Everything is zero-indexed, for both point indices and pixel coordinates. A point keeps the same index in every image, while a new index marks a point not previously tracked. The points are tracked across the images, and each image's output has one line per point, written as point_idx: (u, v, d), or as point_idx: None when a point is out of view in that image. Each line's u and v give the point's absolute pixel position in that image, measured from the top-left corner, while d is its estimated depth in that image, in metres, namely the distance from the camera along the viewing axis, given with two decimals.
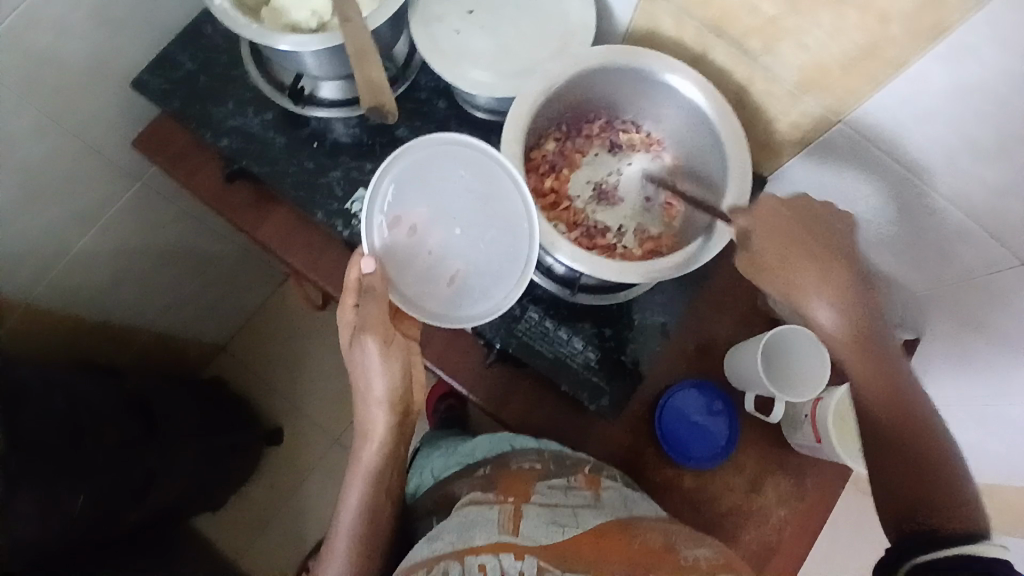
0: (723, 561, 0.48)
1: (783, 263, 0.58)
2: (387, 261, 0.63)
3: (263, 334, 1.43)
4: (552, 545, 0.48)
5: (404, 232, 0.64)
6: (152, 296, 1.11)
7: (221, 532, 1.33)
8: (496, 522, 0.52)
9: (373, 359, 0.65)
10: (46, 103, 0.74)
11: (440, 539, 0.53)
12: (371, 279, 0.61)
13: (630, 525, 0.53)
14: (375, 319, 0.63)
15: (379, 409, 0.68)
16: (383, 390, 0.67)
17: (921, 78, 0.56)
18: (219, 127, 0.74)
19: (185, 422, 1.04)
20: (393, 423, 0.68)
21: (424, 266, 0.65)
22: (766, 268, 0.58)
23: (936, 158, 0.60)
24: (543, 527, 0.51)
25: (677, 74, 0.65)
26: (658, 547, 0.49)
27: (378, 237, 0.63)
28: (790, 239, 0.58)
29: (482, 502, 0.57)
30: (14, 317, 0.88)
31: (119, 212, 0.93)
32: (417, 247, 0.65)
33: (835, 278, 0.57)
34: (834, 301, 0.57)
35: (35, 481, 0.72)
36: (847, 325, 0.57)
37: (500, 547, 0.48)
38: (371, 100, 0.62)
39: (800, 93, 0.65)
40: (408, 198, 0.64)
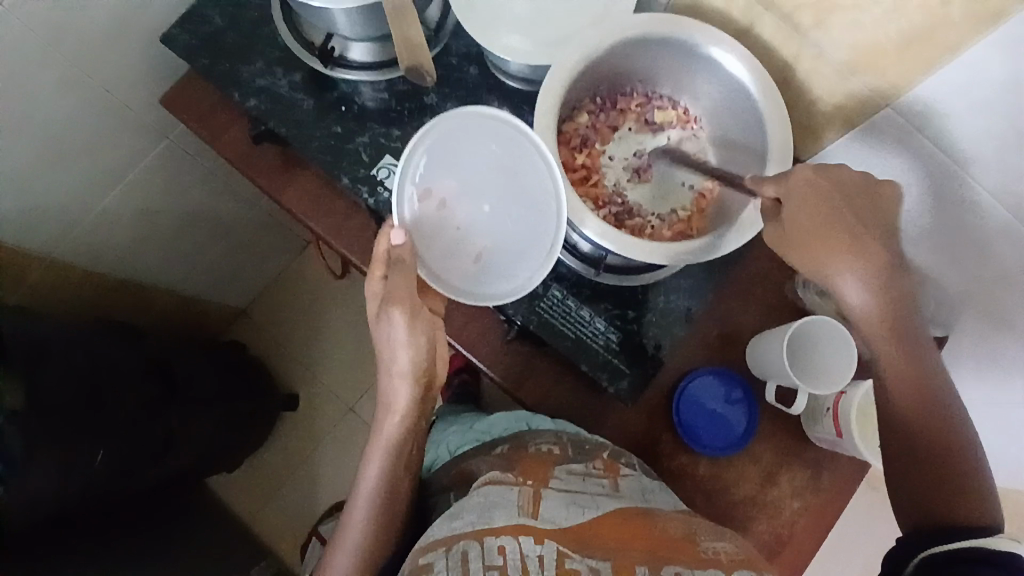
0: (742, 556, 0.50)
1: (815, 241, 0.57)
2: (415, 235, 0.64)
3: (282, 299, 1.44)
4: (572, 529, 0.49)
5: (434, 206, 0.65)
6: (174, 257, 1.11)
7: (234, 492, 1.36)
8: (516, 505, 0.52)
9: (399, 331, 0.65)
10: (75, 55, 0.73)
11: (458, 516, 0.51)
12: (400, 252, 0.62)
13: (651, 514, 0.55)
14: (402, 292, 0.63)
15: (402, 383, 0.67)
16: (408, 363, 0.66)
17: (979, 64, 0.53)
18: (247, 86, 0.73)
19: (204, 385, 1.06)
20: (416, 397, 0.68)
21: (451, 241, 0.66)
22: (798, 245, 0.58)
23: (988, 151, 0.57)
24: (565, 509, 0.52)
25: (721, 48, 0.63)
26: (680, 536, 0.52)
27: (408, 209, 0.64)
28: (825, 213, 0.57)
29: (502, 482, 0.56)
30: (39, 270, 0.89)
31: (144, 172, 0.93)
32: (445, 222, 0.66)
33: (870, 253, 0.57)
34: (864, 277, 0.57)
35: (57, 435, 0.74)
36: (875, 302, 0.57)
37: (521, 530, 0.48)
38: (409, 60, 0.62)
39: (849, 74, 0.63)
40: (438, 172, 0.65)
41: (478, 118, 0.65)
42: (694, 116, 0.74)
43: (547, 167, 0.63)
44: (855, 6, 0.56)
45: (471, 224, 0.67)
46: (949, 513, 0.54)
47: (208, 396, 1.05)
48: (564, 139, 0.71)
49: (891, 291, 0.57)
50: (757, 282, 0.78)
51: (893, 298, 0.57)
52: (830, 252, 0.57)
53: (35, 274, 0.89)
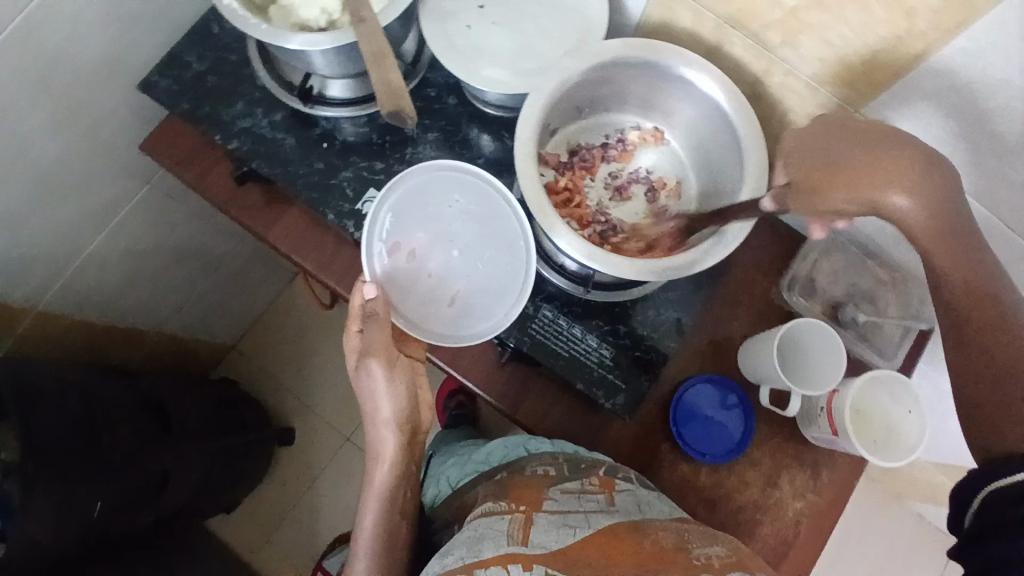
0: (735, 558, 0.48)
1: (835, 171, 0.52)
2: (389, 287, 0.66)
3: (273, 333, 1.43)
4: (561, 551, 0.48)
5: (404, 258, 0.68)
6: (162, 298, 1.11)
7: (233, 531, 1.34)
8: (506, 534, 0.52)
9: (379, 381, 0.67)
10: (53, 105, 0.72)
11: (451, 554, 0.53)
12: (374, 304, 0.63)
13: (642, 527, 0.53)
14: (380, 343, 0.65)
15: (389, 430, 0.69)
16: (391, 411, 0.68)
17: (944, 71, 0.55)
18: (229, 128, 0.73)
19: (201, 425, 1.05)
20: (402, 444, 0.69)
21: (425, 289, 0.68)
22: (818, 182, 0.52)
23: (960, 151, 0.60)
24: (554, 532, 0.51)
25: (692, 67, 0.64)
26: (669, 547, 0.49)
27: (379, 264, 0.67)
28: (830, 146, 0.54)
29: (493, 513, 0.56)
30: (25, 322, 0.87)
31: (129, 215, 0.93)
32: (417, 272, 0.68)
33: (905, 172, 0.50)
34: (912, 196, 0.50)
35: (53, 487, 0.73)
36: (926, 217, 0.50)
37: (507, 558, 0.48)
38: (390, 104, 0.60)
39: (818, 85, 0.65)
40: (406, 225, 0.68)
41: (438, 172, 0.69)
42: (663, 133, 0.76)
43: (511, 209, 0.68)
44: (821, 22, 0.58)
45: (443, 270, 0.69)
46: (1000, 440, 0.48)
47: (203, 435, 1.04)
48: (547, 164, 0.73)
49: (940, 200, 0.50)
50: (742, 289, 0.80)
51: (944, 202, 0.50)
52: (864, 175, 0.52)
53: (24, 325, 0.87)
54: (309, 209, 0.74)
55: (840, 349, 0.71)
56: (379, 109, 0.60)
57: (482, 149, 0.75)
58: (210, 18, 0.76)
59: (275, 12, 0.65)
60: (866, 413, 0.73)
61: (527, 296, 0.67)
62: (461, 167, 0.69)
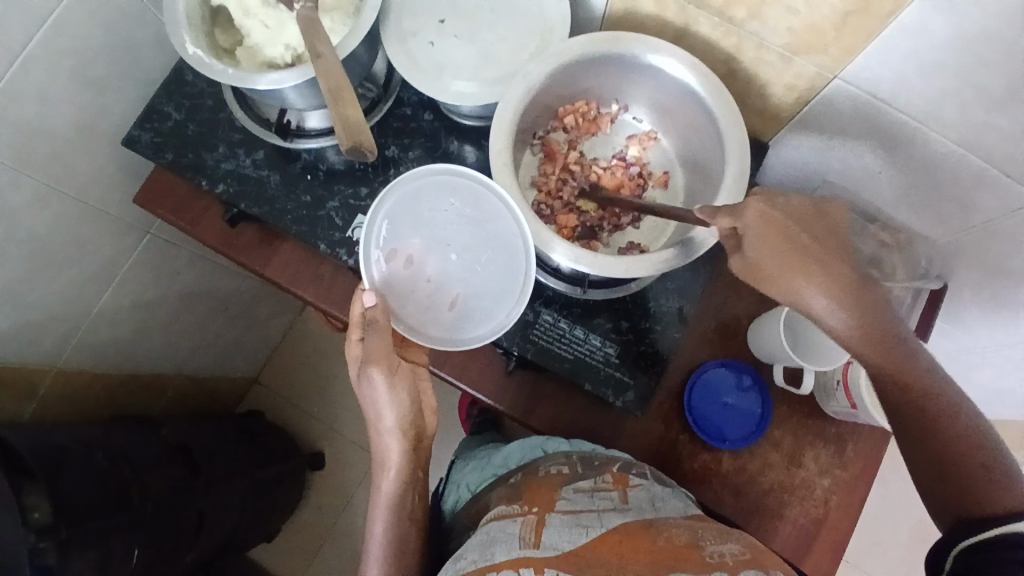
0: (748, 555, 0.48)
1: (785, 268, 0.51)
2: (388, 294, 0.65)
3: (290, 360, 1.46)
4: (573, 552, 0.48)
5: (401, 264, 0.66)
6: (178, 341, 1.13)
7: (276, 559, 1.36)
8: (518, 537, 0.52)
9: (381, 390, 0.67)
10: (43, 172, 0.74)
11: (463, 559, 0.53)
12: (373, 313, 0.63)
13: (656, 524, 0.53)
14: (379, 352, 0.65)
15: (390, 438, 0.70)
16: (394, 419, 0.68)
17: (917, 27, 0.53)
18: (214, 173, 0.75)
19: (228, 459, 1.07)
20: (406, 451, 0.70)
21: (424, 295, 0.67)
22: (765, 275, 0.52)
23: (946, 103, 0.58)
24: (567, 532, 0.51)
25: (661, 53, 0.63)
26: (683, 544, 0.49)
27: (377, 271, 0.66)
28: (789, 247, 0.51)
29: (507, 515, 0.56)
30: (47, 382, 0.90)
31: (131, 268, 0.95)
32: (416, 277, 0.67)
33: (837, 274, 0.51)
34: (840, 299, 0.50)
35: (89, 544, 0.75)
36: (857, 324, 0.50)
37: (521, 561, 0.48)
38: (349, 139, 0.57)
39: (793, 54, 0.63)
40: (402, 232, 0.67)
41: (433, 175, 0.68)
42: (656, 134, 0.75)
43: (506, 208, 0.66)
44: None
45: (442, 275, 0.67)
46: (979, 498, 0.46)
47: (231, 468, 1.06)
48: (544, 153, 0.74)
49: (869, 311, 0.50)
50: None
51: (878, 315, 0.50)
52: (802, 280, 0.51)
53: (45, 387, 0.90)
54: (301, 241, 0.75)
55: None
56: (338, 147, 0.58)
57: (466, 160, 0.75)
58: (182, 67, 0.77)
59: (242, 54, 0.67)
60: None
61: (527, 298, 0.66)
62: (452, 169, 0.68)
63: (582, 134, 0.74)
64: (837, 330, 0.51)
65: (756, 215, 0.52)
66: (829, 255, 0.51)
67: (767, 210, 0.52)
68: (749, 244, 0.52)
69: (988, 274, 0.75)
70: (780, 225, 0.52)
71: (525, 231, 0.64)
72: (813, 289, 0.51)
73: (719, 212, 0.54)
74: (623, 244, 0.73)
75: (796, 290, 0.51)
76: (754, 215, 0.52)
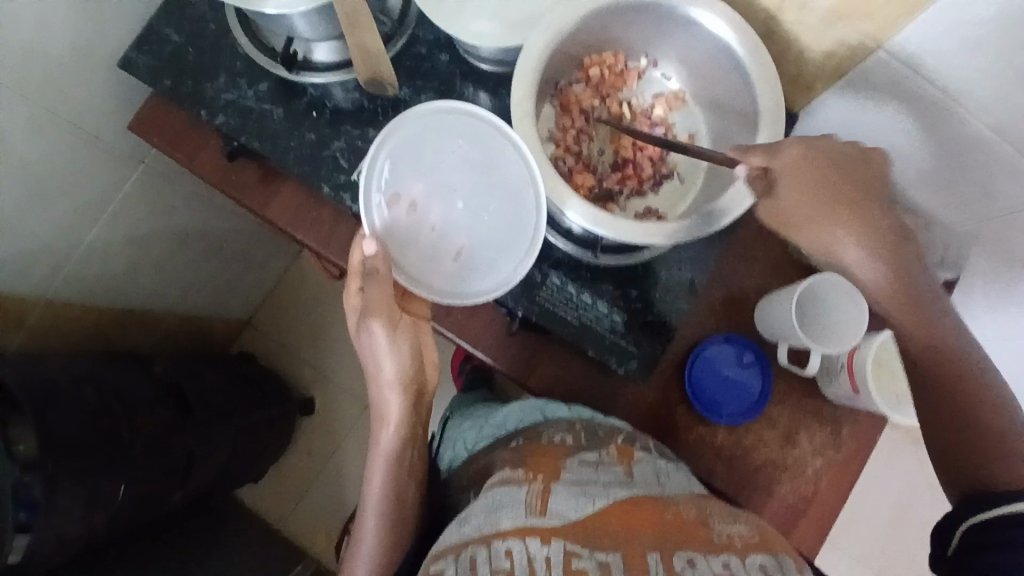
0: (757, 538, 0.48)
1: (812, 217, 0.50)
2: (389, 242, 0.63)
3: (284, 306, 1.43)
4: (581, 524, 0.48)
5: (403, 211, 0.63)
6: (170, 278, 1.10)
7: (264, 499, 1.38)
8: (524, 503, 0.51)
9: (380, 341, 0.65)
10: (35, 92, 0.70)
11: (468, 522, 0.52)
12: (374, 262, 0.61)
13: (664, 499, 0.53)
14: (379, 302, 0.63)
15: (392, 392, 0.68)
16: (394, 371, 0.67)
17: (968, 3, 0.50)
18: (215, 103, 0.71)
19: (223, 403, 1.07)
20: (407, 404, 0.68)
21: (427, 245, 0.64)
22: (789, 221, 0.51)
23: (989, 86, 0.55)
24: (573, 501, 0.51)
25: (700, 7, 0.59)
26: (691, 519, 0.50)
27: (378, 217, 0.63)
28: (820, 190, 0.50)
29: (510, 481, 0.55)
30: (36, 313, 0.88)
31: (126, 200, 0.92)
32: (419, 226, 0.64)
33: (871, 221, 0.50)
34: (868, 249, 0.50)
35: (75, 479, 0.74)
36: (887, 280, 0.49)
37: (526, 530, 0.47)
38: (368, 69, 0.59)
39: (836, 20, 0.59)
40: (404, 175, 0.64)
41: (437, 115, 0.65)
42: (684, 95, 0.71)
43: (518, 155, 0.62)
44: None
45: (446, 224, 0.65)
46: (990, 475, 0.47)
47: (223, 410, 1.06)
48: (562, 106, 0.70)
49: (902, 262, 0.49)
50: (759, 243, 0.77)
51: (911, 270, 0.49)
52: (834, 229, 0.50)
53: (34, 318, 0.88)
54: (304, 182, 0.72)
55: (863, 307, 0.69)
56: (358, 77, 0.59)
57: (480, 108, 0.71)
58: None
59: None
60: (888, 366, 0.73)
61: (536, 250, 0.63)
62: (458, 108, 0.64)
63: (609, 89, 0.70)
64: (867, 284, 0.50)
65: (795, 156, 0.52)
66: (863, 202, 0.50)
67: (806, 155, 0.52)
68: (779, 185, 0.51)
69: (1005, 265, 0.73)
70: (818, 169, 0.51)
71: (537, 179, 0.62)
72: (850, 243, 0.50)
73: (751, 150, 0.53)
74: (640, 210, 0.70)
75: (827, 239, 0.50)
76: (790, 156, 0.51)
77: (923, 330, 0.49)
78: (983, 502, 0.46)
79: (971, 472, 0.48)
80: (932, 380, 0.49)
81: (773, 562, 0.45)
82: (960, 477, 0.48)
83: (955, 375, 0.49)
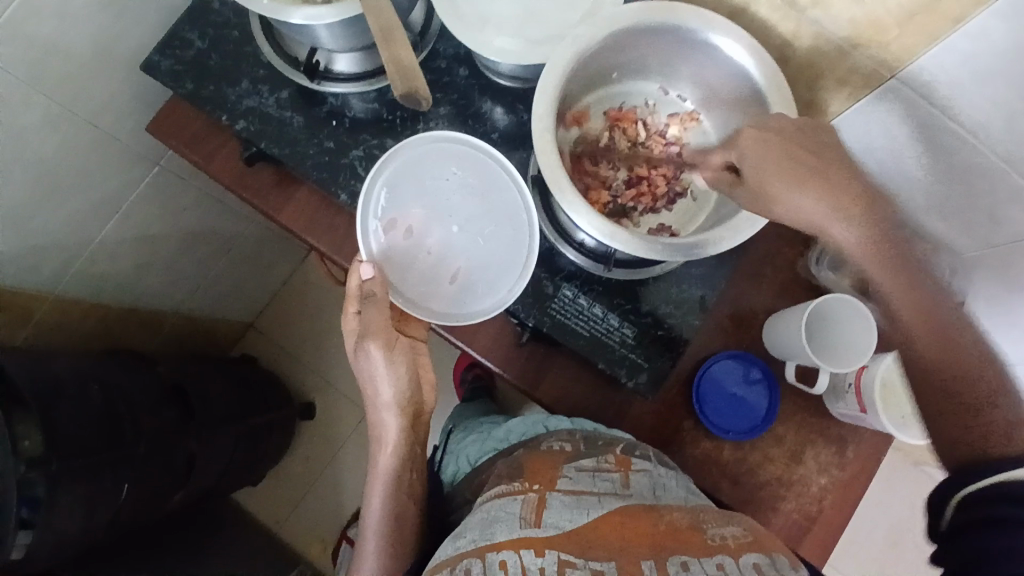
0: (750, 538, 0.49)
1: (779, 181, 0.53)
2: (387, 266, 0.65)
3: (289, 309, 1.44)
4: (575, 533, 0.48)
5: (401, 235, 0.65)
6: (177, 278, 1.11)
7: (261, 503, 1.37)
8: (519, 516, 0.51)
9: (378, 363, 0.67)
10: (57, 90, 0.71)
11: (463, 537, 0.52)
12: (372, 285, 0.63)
13: (657, 507, 0.52)
14: (378, 325, 0.65)
15: (390, 413, 0.70)
16: (392, 394, 0.69)
17: (983, 35, 0.51)
18: (235, 108, 0.71)
19: (224, 405, 1.06)
20: (404, 426, 0.70)
21: (425, 267, 0.66)
22: (760, 190, 0.55)
23: (1001, 115, 0.56)
24: (568, 512, 0.51)
25: (719, 32, 0.61)
26: (684, 526, 0.50)
27: (376, 242, 0.65)
28: (786, 159, 0.54)
29: (507, 493, 0.55)
30: (44, 309, 0.88)
31: (138, 200, 0.92)
32: (416, 249, 0.66)
33: (842, 186, 0.52)
34: (846, 211, 0.52)
35: (79, 478, 0.74)
36: (867, 239, 0.51)
37: (521, 543, 0.47)
38: (403, 84, 0.58)
39: (853, 46, 0.60)
40: (402, 201, 0.66)
41: (436, 141, 0.66)
42: (699, 114, 0.73)
43: (515, 183, 0.66)
44: None
45: (443, 247, 0.67)
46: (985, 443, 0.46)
47: (224, 411, 1.06)
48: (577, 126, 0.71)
49: (878, 223, 0.51)
50: (768, 263, 0.78)
51: (882, 226, 0.51)
52: (798, 191, 0.53)
53: (41, 314, 0.88)
54: (320, 189, 0.73)
55: (870, 326, 0.69)
56: (392, 92, 0.58)
57: (497, 122, 0.72)
58: None
59: None
60: (894, 388, 0.71)
61: (531, 271, 0.65)
62: (455, 136, 0.66)
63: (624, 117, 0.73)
64: (846, 247, 0.52)
65: (751, 135, 0.56)
66: (831, 169, 0.53)
67: (763, 134, 0.56)
68: (744, 160, 0.55)
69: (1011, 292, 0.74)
70: (777, 142, 0.55)
71: (532, 206, 0.66)
72: (810, 207, 0.52)
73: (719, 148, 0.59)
74: (654, 225, 0.71)
75: (792, 204, 0.53)
76: (747, 139, 0.56)
77: (903, 291, 0.50)
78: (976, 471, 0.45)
79: (966, 440, 0.47)
80: (917, 341, 0.50)
81: (765, 560, 0.46)
82: (954, 447, 0.48)
83: (947, 334, 0.49)
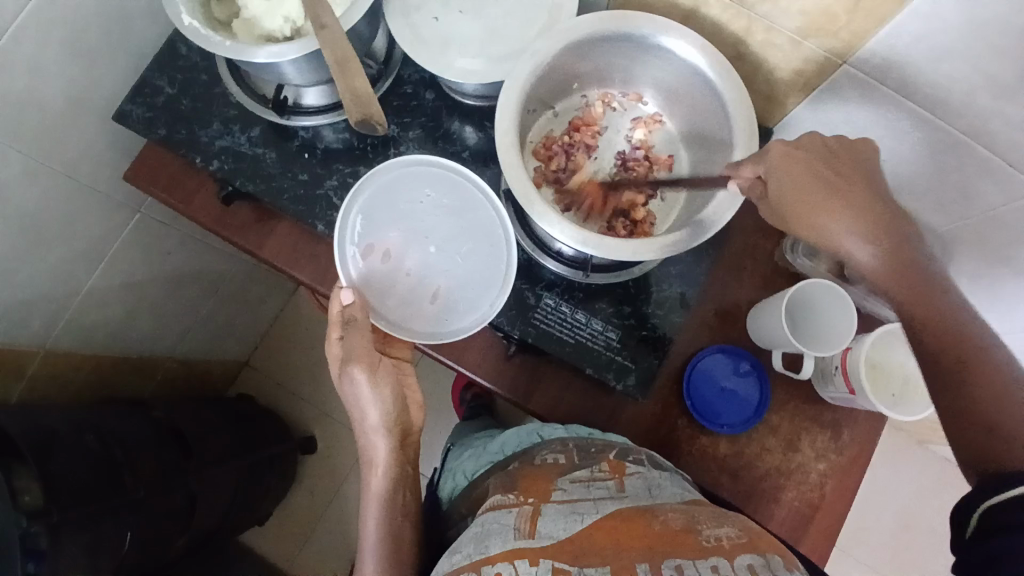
0: (745, 539, 0.48)
1: (801, 200, 0.53)
2: (367, 291, 0.65)
3: (283, 344, 1.44)
4: (567, 542, 0.48)
5: (379, 259, 0.66)
6: (167, 321, 1.11)
7: (268, 542, 1.36)
8: (512, 528, 0.51)
9: (363, 387, 0.67)
10: (32, 146, 0.72)
11: (458, 552, 0.52)
12: (352, 309, 0.64)
13: (651, 509, 0.53)
14: (360, 350, 0.65)
15: (379, 436, 0.70)
16: (379, 417, 0.68)
17: (931, 14, 0.53)
18: (208, 150, 0.73)
19: (215, 443, 1.05)
20: (394, 447, 0.70)
21: (405, 289, 0.67)
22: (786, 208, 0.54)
23: (954, 91, 0.58)
24: (562, 521, 0.51)
25: (672, 35, 0.63)
26: (679, 528, 0.49)
27: (354, 269, 0.66)
28: (809, 180, 0.54)
29: (502, 506, 0.55)
30: (35, 365, 0.88)
31: (121, 247, 0.93)
32: (395, 272, 0.67)
33: (871, 217, 0.52)
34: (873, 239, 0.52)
35: (80, 528, 0.74)
36: (884, 261, 0.51)
37: (515, 554, 0.48)
38: (359, 113, 0.60)
39: (804, 37, 0.62)
40: (378, 225, 0.67)
41: (409, 165, 0.68)
42: (661, 117, 0.75)
43: (488, 200, 0.67)
44: None
45: (422, 268, 0.67)
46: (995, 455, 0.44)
47: (223, 453, 1.05)
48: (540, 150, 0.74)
49: (896, 242, 0.51)
50: (745, 256, 0.79)
51: (907, 250, 0.51)
52: (828, 217, 0.53)
53: (33, 369, 0.88)
54: (299, 221, 0.74)
55: (852, 311, 0.70)
56: (349, 118, 0.61)
57: (467, 141, 0.73)
58: (176, 39, 0.74)
59: (238, 26, 0.65)
60: (882, 367, 0.73)
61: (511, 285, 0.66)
62: (428, 159, 0.68)
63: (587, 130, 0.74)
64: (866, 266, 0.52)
65: (781, 150, 0.55)
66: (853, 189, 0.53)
67: (789, 151, 0.55)
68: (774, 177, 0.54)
69: (989, 265, 0.75)
70: (804, 163, 0.54)
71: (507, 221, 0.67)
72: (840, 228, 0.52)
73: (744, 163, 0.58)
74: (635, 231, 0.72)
75: (825, 228, 0.53)
76: (776, 156, 0.55)
77: (915, 302, 0.49)
78: (995, 483, 0.43)
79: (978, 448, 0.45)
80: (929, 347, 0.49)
81: (760, 560, 0.45)
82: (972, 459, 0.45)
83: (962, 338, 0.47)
